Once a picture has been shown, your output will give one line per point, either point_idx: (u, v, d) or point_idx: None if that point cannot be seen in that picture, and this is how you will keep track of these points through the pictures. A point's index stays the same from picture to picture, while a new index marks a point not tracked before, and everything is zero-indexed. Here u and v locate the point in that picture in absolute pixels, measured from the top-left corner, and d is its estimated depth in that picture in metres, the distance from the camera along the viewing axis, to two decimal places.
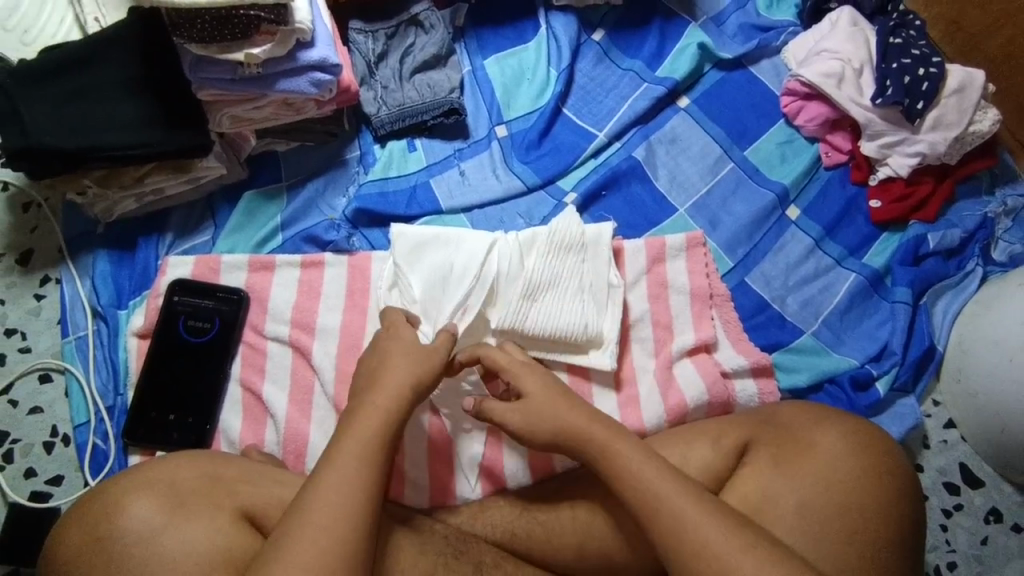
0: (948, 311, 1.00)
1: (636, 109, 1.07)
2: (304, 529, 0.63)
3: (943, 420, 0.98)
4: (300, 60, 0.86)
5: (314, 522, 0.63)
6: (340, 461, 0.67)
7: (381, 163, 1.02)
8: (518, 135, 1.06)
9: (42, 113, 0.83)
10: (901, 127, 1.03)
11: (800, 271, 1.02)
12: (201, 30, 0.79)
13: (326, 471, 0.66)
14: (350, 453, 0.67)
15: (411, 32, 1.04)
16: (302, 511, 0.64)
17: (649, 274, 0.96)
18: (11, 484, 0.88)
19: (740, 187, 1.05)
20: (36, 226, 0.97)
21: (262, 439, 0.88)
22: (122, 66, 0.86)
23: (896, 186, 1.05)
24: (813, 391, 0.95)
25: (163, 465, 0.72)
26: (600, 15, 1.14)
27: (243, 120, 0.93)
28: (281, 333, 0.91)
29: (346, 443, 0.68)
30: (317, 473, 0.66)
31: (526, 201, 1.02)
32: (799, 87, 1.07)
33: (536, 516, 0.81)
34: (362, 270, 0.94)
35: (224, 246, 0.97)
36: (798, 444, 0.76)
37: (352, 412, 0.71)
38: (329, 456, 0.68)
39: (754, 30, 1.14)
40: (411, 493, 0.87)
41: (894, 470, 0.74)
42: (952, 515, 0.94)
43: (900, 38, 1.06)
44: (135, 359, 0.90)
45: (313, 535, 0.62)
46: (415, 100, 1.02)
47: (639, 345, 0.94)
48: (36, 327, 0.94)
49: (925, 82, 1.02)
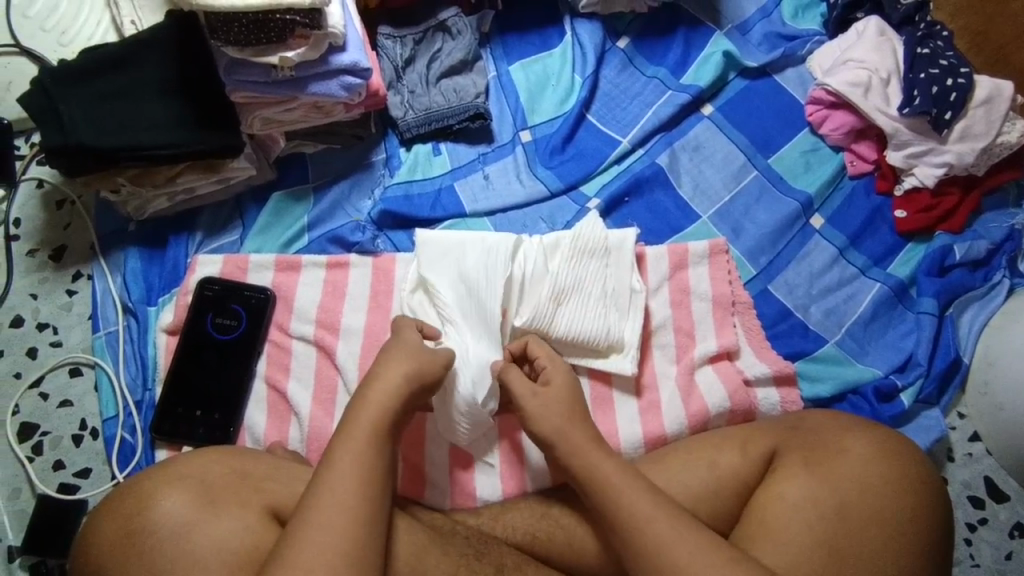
0: (974, 322, 0.99)
1: (661, 116, 1.08)
2: (327, 525, 0.63)
3: (969, 433, 0.97)
4: (332, 64, 0.87)
5: (321, 519, 0.64)
6: (364, 459, 0.68)
7: (406, 166, 1.03)
8: (542, 140, 1.07)
9: (80, 113, 0.84)
10: (928, 137, 1.03)
11: (824, 280, 1.01)
12: (237, 33, 0.80)
13: (352, 471, 0.67)
14: (345, 455, 0.68)
15: (438, 37, 1.05)
16: (322, 509, 0.64)
17: (671, 280, 0.97)
18: (41, 475, 0.89)
19: (764, 195, 1.05)
20: (69, 223, 0.99)
21: (286, 436, 0.89)
22: (158, 68, 0.88)
23: (922, 197, 1.04)
24: (835, 402, 0.95)
25: (191, 461, 0.73)
26: (626, 22, 1.15)
27: (273, 122, 0.94)
28: (306, 332, 0.92)
29: (351, 441, 0.69)
30: (329, 472, 0.67)
31: (549, 206, 1.03)
32: (824, 96, 1.08)
33: (557, 519, 0.81)
34: (387, 272, 0.95)
35: (252, 245, 0.98)
36: (823, 453, 0.76)
37: (378, 410, 0.71)
38: (330, 454, 0.68)
39: (780, 38, 1.14)
40: (431, 493, 0.88)
41: (921, 480, 0.74)
42: (976, 529, 0.93)
43: (928, 48, 1.06)
44: (163, 355, 0.91)
45: (320, 533, 0.63)
46: (441, 105, 1.03)
47: (660, 351, 0.94)
48: (67, 322, 0.96)
49: (953, 93, 1.02)
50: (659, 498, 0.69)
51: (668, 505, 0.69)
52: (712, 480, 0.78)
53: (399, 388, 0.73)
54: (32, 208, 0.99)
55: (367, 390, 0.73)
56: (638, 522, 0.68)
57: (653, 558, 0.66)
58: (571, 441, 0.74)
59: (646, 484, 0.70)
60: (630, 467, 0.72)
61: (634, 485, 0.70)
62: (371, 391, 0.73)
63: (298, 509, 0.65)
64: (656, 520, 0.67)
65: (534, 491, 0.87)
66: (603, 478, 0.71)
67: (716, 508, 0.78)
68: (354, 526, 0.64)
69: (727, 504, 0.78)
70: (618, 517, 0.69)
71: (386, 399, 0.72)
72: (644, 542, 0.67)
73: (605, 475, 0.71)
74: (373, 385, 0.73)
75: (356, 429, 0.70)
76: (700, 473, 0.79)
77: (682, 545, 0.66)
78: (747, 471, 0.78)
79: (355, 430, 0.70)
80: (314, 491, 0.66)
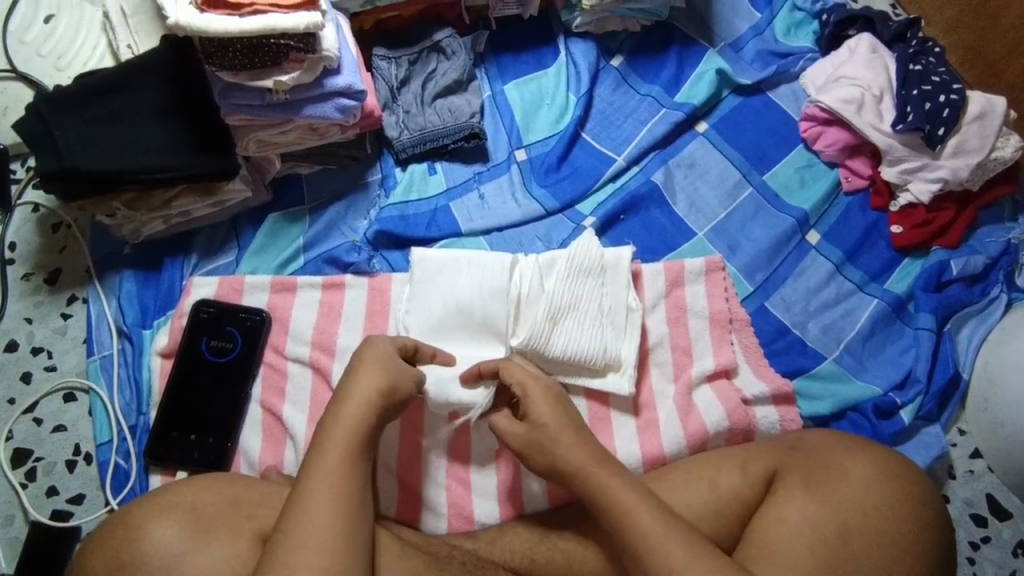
0: (972, 337, 0.98)
1: (656, 133, 1.08)
2: (317, 548, 0.63)
3: (969, 450, 0.96)
4: (327, 87, 0.87)
5: (317, 546, 0.63)
6: (350, 480, 0.68)
7: (402, 186, 1.03)
8: (537, 158, 1.07)
9: (75, 139, 0.84)
10: (922, 153, 1.03)
11: (820, 297, 1.01)
12: (232, 58, 0.81)
13: (331, 488, 0.66)
14: (320, 473, 0.67)
15: (432, 58, 1.06)
16: (311, 530, 0.64)
17: (668, 298, 0.97)
18: (33, 503, 0.88)
19: (760, 212, 1.05)
20: (64, 246, 0.99)
21: (282, 459, 0.88)
22: (152, 91, 0.88)
23: (917, 213, 1.04)
24: (835, 419, 0.94)
25: (183, 490, 0.72)
26: (619, 41, 1.15)
27: (268, 144, 0.94)
28: (302, 354, 0.92)
29: (337, 466, 0.68)
30: (322, 500, 0.66)
31: (544, 225, 1.03)
32: (817, 113, 1.08)
33: (556, 543, 0.80)
34: (383, 292, 0.95)
35: (247, 267, 0.98)
36: (827, 472, 0.75)
37: (349, 429, 0.70)
38: (306, 473, 0.68)
39: (773, 55, 1.15)
40: (429, 517, 0.87)
41: (924, 501, 0.74)
42: (979, 547, 0.92)
43: (920, 65, 1.06)
44: (158, 379, 0.91)
45: (303, 552, 0.62)
46: (436, 125, 1.03)
47: (658, 370, 0.94)
48: (62, 346, 0.95)
49: (946, 109, 1.01)
50: (660, 514, 0.69)
51: (666, 524, 0.68)
52: (712, 500, 0.77)
53: (374, 405, 0.73)
54: (27, 231, 0.99)
55: (345, 405, 0.72)
56: (647, 550, 0.67)
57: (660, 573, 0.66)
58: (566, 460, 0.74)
59: (652, 502, 0.70)
60: (637, 484, 0.72)
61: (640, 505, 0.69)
62: (350, 404, 0.72)
63: (275, 530, 0.65)
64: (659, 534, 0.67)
65: (532, 514, 0.87)
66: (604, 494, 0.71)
67: (717, 530, 0.76)
68: (344, 545, 0.64)
69: (727, 527, 0.77)
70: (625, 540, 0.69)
71: (369, 416, 0.72)
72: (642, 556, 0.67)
73: (607, 502, 0.71)
74: (348, 402, 0.72)
75: (334, 453, 0.69)
76: (701, 492, 0.78)
77: (683, 561, 0.65)
78: (747, 492, 0.77)
79: (331, 447, 0.69)
80: (299, 518, 0.65)
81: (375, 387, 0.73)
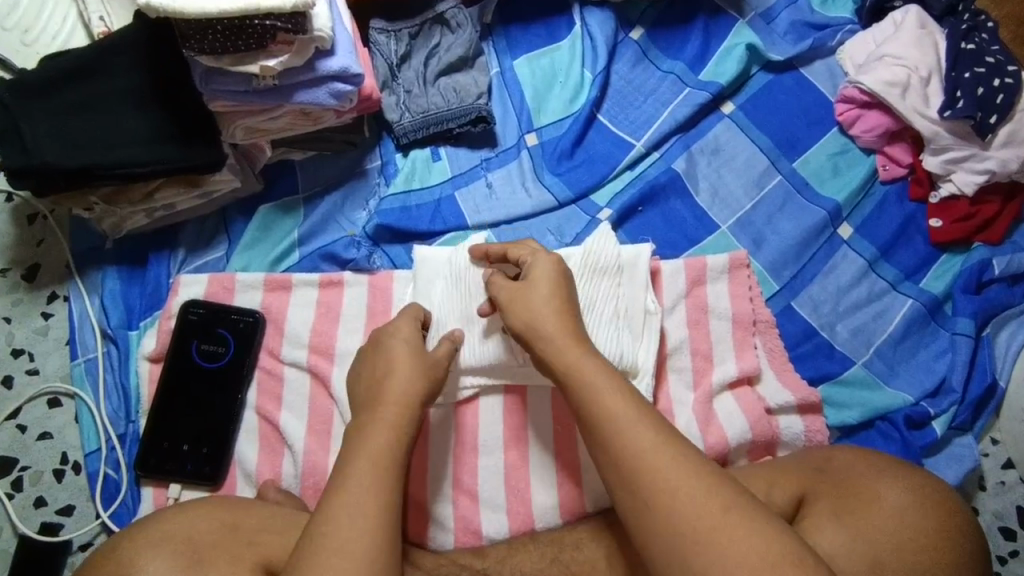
0: (1011, 342, 0.92)
1: (678, 116, 0.99)
2: (346, 566, 0.59)
3: (1001, 460, 0.92)
4: (320, 70, 0.79)
5: None
6: (373, 500, 0.62)
7: (403, 174, 0.96)
8: (549, 143, 0.99)
9: (43, 130, 0.76)
10: (970, 142, 0.95)
11: (850, 296, 0.95)
12: (212, 41, 0.72)
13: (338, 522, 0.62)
14: (337, 499, 0.62)
15: (436, 31, 0.97)
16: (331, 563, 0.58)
17: (688, 298, 0.90)
18: (21, 514, 0.84)
19: (788, 203, 0.98)
20: (41, 239, 0.92)
21: (279, 472, 0.84)
22: (127, 76, 0.80)
23: (959, 206, 0.96)
24: (862, 428, 0.89)
25: (176, 516, 0.68)
26: (640, 11, 1.06)
27: (256, 131, 0.86)
28: (299, 358, 0.86)
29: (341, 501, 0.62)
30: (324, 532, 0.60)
31: (556, 217, 0.95)
32: (856, 95, 0.99)
33: (568, 565, 0.76)
34: (383, 291, 0.89)
35: (239, 263, 0.92)
36: (859, 497, 0.71)
37: (350, 457, 0.65)
38: None
39: (808, 28, 1.06)
40: (436, 532, 0.84)
41: (962, 531, 0.69)
42: (1006, 562, 0.88)
43: (973, 44, 0.96)
44: (147, 385, 0.86)
45: (337, 559, 0.59)
46: (440, 107, 0.95)
47: (676, 375, 0.88)
48: (43, 348, 0.90)
49: (1000, 95, 0.93)
50: (722, 506, 0.59)
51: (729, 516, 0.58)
52: None
53: (381, 430, 0.67)
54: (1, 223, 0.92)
55: (357, 433, 0.67)
56: None
57: (671, 542, 0.58)
58: (566, 393, 0.68)
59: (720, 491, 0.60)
60: (693, 486, 0.60)
61: (681, 508, 0.59)
62: (354, 427, 0.68)
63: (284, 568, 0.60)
64: (654, 458, 0.61)
65: (543, 530, 0.83)
66: (606, 434, 0.64)
67: None
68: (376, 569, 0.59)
69: None
70: (641, 521, 0.60)
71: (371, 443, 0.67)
72: (662, 528, 0.59)
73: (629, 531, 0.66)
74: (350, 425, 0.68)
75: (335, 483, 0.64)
76: None
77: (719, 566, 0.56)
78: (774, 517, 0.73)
79: (358, 464, 0.64)
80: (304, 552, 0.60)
81: (382, 411, 0.68)
